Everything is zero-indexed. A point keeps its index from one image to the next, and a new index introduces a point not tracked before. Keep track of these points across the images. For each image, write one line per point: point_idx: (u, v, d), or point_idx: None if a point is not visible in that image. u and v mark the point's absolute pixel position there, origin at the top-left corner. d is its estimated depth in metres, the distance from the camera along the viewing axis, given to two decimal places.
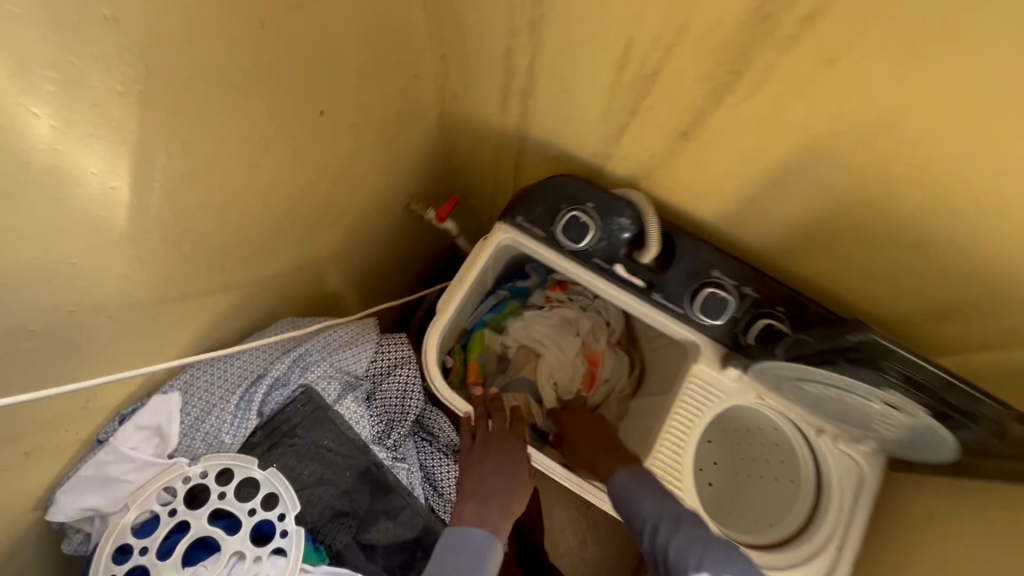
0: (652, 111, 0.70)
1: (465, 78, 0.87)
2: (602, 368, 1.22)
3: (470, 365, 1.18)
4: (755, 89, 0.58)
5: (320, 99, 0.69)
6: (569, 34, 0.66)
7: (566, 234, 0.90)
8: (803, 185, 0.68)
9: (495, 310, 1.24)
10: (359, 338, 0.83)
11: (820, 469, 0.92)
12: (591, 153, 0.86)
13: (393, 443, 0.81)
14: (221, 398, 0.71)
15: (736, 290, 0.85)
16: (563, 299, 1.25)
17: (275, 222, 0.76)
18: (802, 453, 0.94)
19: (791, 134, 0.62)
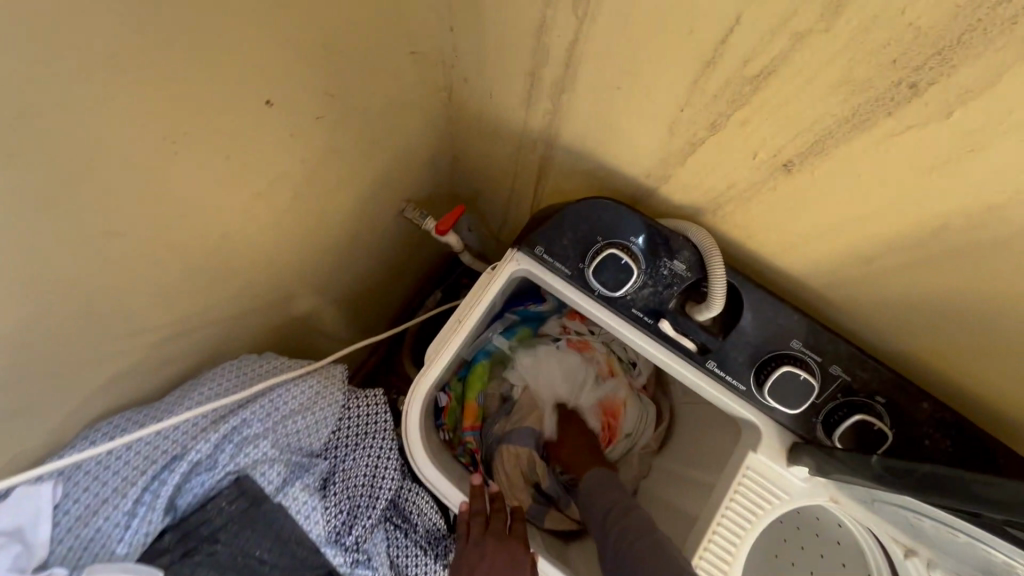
0: (745, 127, 0.48)
1: (479, 60, 0.64)
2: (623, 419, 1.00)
3: (467, 407, 0.97)
4: (935, 113, 0.36)
5: (264, 84, 0.47)
6: (635, 3, 0.43)
7: (598, 277, 0.68)
8: (966, 258, 0.45)
9: (501, 340, 1.02)
10: (318, 400, 0.63)
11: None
12: (642, 173, 0.64)
13: (355, 542, 0.63)
14: (116, 490, 0.52)
15: (821, 369, 0.64)
16: (583, 332, 1.03)
17: (205, 247, 0.55)
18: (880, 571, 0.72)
19: (974, 186, 0.39)
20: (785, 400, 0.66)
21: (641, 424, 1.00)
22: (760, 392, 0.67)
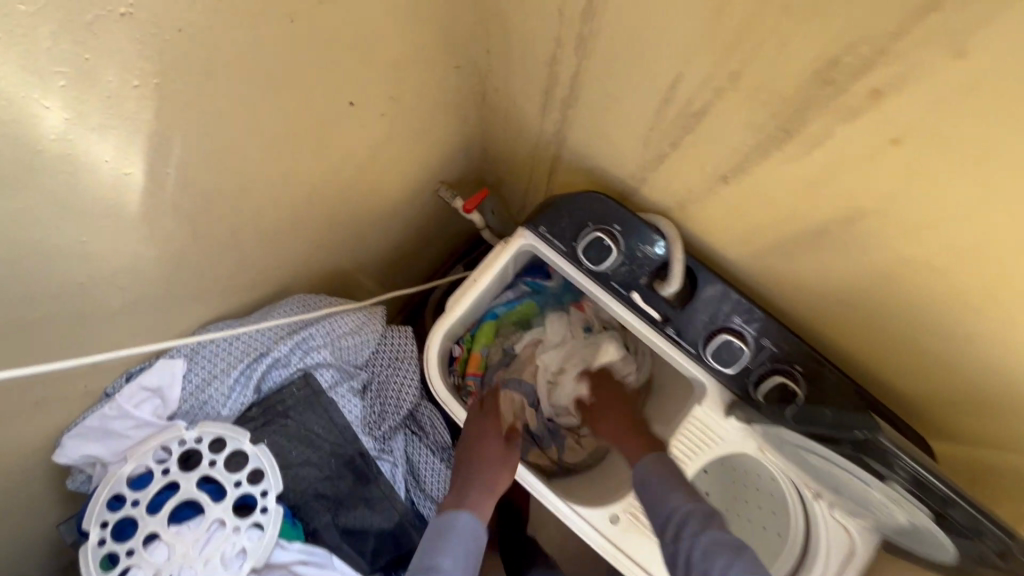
0: (694, 148, 0.65)
1: (508, 77, 0.82)
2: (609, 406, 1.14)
3: (472, 356, 1.16)
4: (807, 152, 0.53)
5: (351, 90, 0.67)
6: (616, 55, 0.61)
7: (587, 254, 0.87)
8: (846, 255, 0.62)
9: (509, 305, 1.18)
10: (365, 327, 0.83)
11: (810, 531, 0.88)
12: (627, 174, 0.82)
13: (382, 435, 0.83)
14: (222, 370, 0.73)
15: (754, 340, 0.81)
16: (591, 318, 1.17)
17: (295, 205, 0.76)
18: (795, 513, 0.90)
19: (838, 204, 0.56)
20: (725, 364, 0.84)
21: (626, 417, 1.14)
22: (706, 357, 0.85)
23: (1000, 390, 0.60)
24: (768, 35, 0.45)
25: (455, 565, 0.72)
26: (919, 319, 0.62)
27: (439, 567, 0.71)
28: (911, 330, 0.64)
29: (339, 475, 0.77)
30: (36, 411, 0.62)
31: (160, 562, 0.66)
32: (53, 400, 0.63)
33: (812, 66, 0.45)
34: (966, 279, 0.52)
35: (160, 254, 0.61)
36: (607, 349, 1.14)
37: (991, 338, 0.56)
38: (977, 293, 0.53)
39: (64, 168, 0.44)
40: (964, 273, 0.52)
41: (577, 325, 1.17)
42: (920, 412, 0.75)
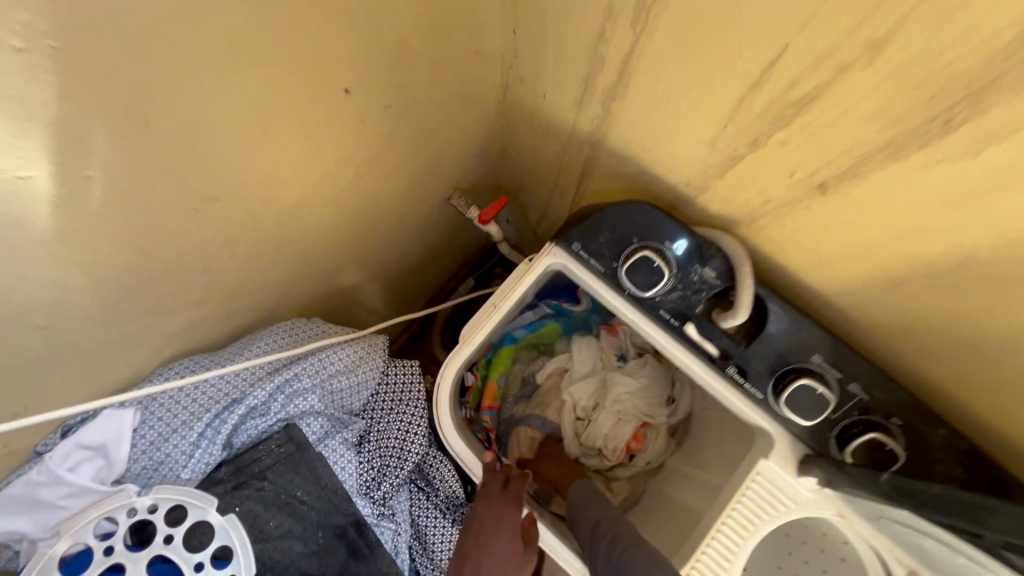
0: (783, 148, 0.51)
1: (537, 63, 0.68)
2: (643, 446, 1.00)
3: (488, 387, 1.01)
4: (970, 149, 0.38)
5: (346, 74, 0.53)
6: (689, 24, 0.47)
7: (631, 277, 0.72)
8: (992, 289, 0.47)
9: (530, 327, 1.04)
10: (362, 365, 0.69)
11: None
12: (682, 181, 0.67)
13: (382, 497, 0.68)
14: (184, 422, 0.59)
15: (840, 385, 0.66)
16: (621, 345, 1.05)
17: (278, 216, 0.62)
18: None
19: (998, 222, 0.41)
20: (801, 413, 0.68)
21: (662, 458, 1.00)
22: (777, 403, 0.70)
23: None
24: None
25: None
26: None
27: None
28: None
29: (328, 550, 0.63)
30: None
31: None
32: None
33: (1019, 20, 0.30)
34: None
35: (93, 280, 0.47)
36: (640, 379, 1.01)
37: None
38: None
39: None
40: None
41: (609, 352, 1.04)
42: None
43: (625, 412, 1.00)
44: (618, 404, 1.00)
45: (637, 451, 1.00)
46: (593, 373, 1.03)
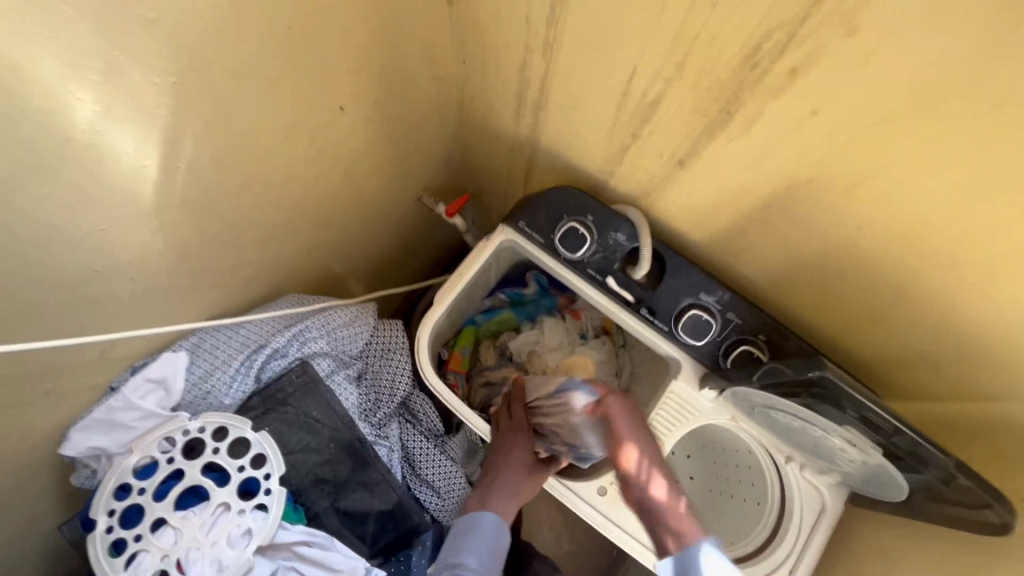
0: (651, 137, 0.73)
1: (483, 84, 0.90)
2: None
3: (454, 355, 1.17)
4: (746, 128, 0.61)
5: (341, 95, 0.73)
6: (578, 55, 0.69)
7: (564, 243, 0.94)
8: (789, 224, 0.70)
9: (490, 312, 1.21)
10: (358, 320, 0.88)
11: (786, 496, 0.93)
12: (596, 168, 0.90)
13: (378, 422, 0.87)
14: (224, 360, 0.78)
15: (720, 314, 0.88)
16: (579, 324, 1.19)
17: (290, 205, 0.81)
18: (771, 480, 0.95)
19: (777, 176, 0.64)
20: (694, 338, 0.91)
21: None
22: (678, 333, 0.92)
23: (930, 332, 0.69)
24: (705, 26, 0.53)
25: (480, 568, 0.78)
26: (858, 275, 0.70)
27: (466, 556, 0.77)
28: (852, 288, 0.72)
29: (338, 459, 0.81)
30: (46, 402, 0.65)
31: (167, 545, 0.69)
32: (63, 392, 0.66)
33: (740, 51, 0.53)
34: (889, 231, 0.61)
35: (167, 247, 0.65)
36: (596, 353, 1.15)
37: (915, 284, 0.64)
38: (899, 244, 0.61)
39: (90, 157, 0.49)
40: (886, 226, 0.60)
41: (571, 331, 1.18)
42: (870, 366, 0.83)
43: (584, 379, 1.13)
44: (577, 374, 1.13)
45: None
46: (560, 346, 1.15)
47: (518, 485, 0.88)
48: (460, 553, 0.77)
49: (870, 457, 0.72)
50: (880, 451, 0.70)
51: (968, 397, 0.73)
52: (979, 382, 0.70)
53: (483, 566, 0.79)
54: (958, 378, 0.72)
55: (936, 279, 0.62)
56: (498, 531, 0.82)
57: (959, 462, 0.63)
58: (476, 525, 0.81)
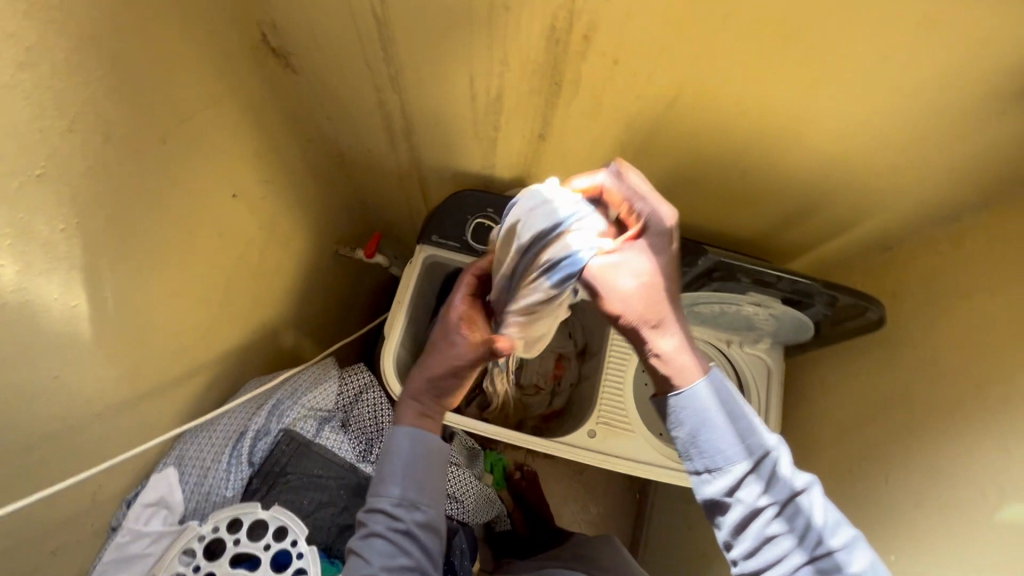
0: (508, 124, 0.85)
1: (353, 131, 0.98)
2: (568, 371, 1.16)
3: None
4: (575, 92, 0.73)
5: (230, 182, 0.79)
6: (421, 78, 0.79)
7: (477, 240, 1.02)
8: (640, 155, 0.84)
9: None
10: (322, 377, 0.94)
11: (743, 379, 1.01)
12: (478, 167, 1.01)
13: (378, 457, 0.91)
14: (212, 458, 0.81)
15: None
16: None
17: (221, 298, 0.86)
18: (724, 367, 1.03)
19: (613, 120, 0.77)
20: None
21: (588, 375, 1.13)
22: None
23: (776, 194, 0.84)
24: (506, 25, 0.65)
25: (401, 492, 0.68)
26: (708, 174, 0.84)
27: (385, 489, 0.69)
28: (709, 186, 0.87)
29: (354, 502, 0.85)
30: (54, 562, 0.66)
31: None
32: (67, 547, 0.68)
33: (539, 34, 0.64)
34: (709, 134, 0.75)
35: (119, 376, 0.68)
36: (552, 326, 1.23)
37: (748, 164, 0.79)
38: (722, 139, 0.75)
39: (24, 316, 0.53)
40: (702, 130, 0.75)
41: None
42: (752, 240, 0.99)
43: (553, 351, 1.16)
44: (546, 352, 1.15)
45: (564, 377, 1.16)
46: None
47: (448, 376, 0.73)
48: (381, 483, 0.69)
49: (775, 308, 0.88)
50: (779, 300, 0.86)
51: (831, 233, 0.90)
52: (824, 217, 0.87)
53: (406, 493, 0.68)
54: (815, 221, 0.89)
55: (760, 155, 0.77)
56: (416, 451, 0.70)
57: (834, 286, 0.80)
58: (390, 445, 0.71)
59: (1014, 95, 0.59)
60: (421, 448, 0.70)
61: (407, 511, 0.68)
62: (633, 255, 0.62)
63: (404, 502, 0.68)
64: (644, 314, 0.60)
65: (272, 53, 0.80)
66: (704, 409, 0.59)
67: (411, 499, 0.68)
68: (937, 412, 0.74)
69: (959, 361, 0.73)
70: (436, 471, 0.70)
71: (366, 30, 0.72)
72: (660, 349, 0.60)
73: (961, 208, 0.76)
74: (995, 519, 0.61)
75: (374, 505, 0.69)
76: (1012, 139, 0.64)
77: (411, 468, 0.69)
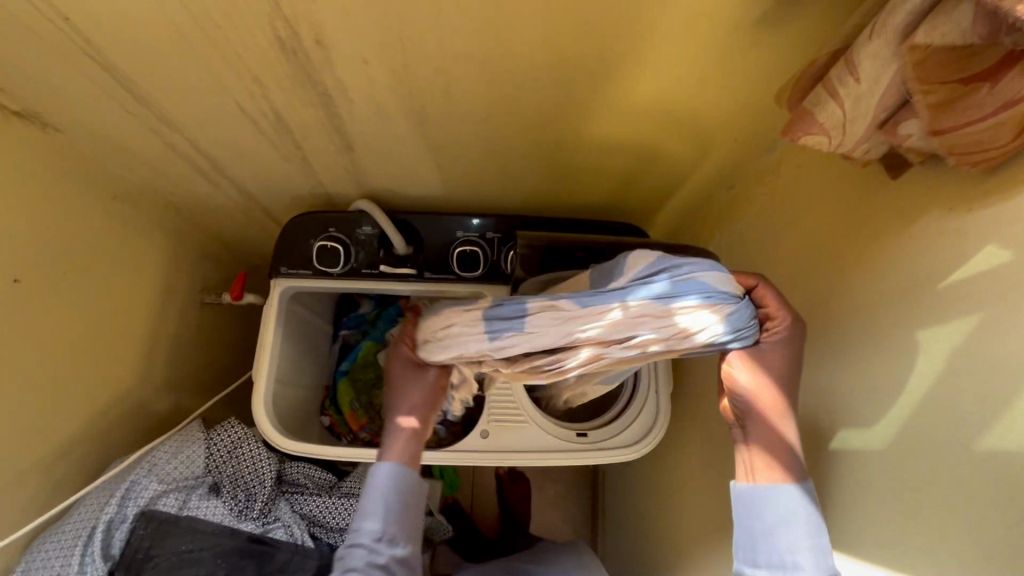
0: (309, 141, 0.79)
1: (165, 176, 0.91)
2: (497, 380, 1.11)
3: (346, 414, 1.16)
4: (349, 97, 0.68)
5: (6, 267, 0.71)
6: (191, 113, 0.72)
7: (327, 264, 0.96)
8: (450, 146, 0.79)
9: (347, 356, 1.22)
10: (184, 443, 0.89)
11: None
12: (310, 187, 0.95)
13: (259, 511, 0.90)
14: (61, 563, 0.74)
15: (481, 239, 0.95)
16: None
17: (47, 391, 0.78)
18: None
19: (403, 117, 0.72)
20: (472, 271, 0.96)
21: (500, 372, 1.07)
22: (459, 273, 0.95)
23: (604, 158, 0.81)
24: (237, 46, 0.59)
25: (379, 528, 0.72)
26: (528, 151, 0.80)
27: (361, 526, 0.72)
28: (536, 162, 0.83)
29: (238, 567, 0.81)
30: None
31: None
32: None
33: (273, 46, 0.59)
34: (506, 114, 0.71)
35: None
36: None
37: (557, 135, 0.76)
38: (519, 117, 0.72)
39: None
40: (493, 111, 0.71)
41: None
42: (605, 205, 0.97)
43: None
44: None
45: None
46: None
47: (411, 403, 0.79)
48: (356, 521, 0.73)
49: None
50: None
51: (673, 182, 0.88)
52: (657, 171, 0.85)
53: (383, 529, 0.72)
54: (651, 176, 0.87)
55: (565, 124, 0.73)
56: (394, 485, 0.75)
57: (649, 242, 0.78)
58: (371, 482, 0.75)
59: (760, 21, 0.56)
60: (401, 483, 0.75)
61: (385, 546, 0.72)
62: (771, 340, 0.62)
63: (383, 537, 0.72)
64: (766, 410, 0.61)
65: (17, 117, 0.72)
66: (785, 510, 0.58)
67: (390, 534, 0.72)
68: None
69: (784, 294, 0.72)
70: (413, 506, 0.76)
71: (102, 75, 0.65)
72: (755, 454, 0.62)
73: (772, 139, 0.75)
74: (829, 449, 0.61)
75: (352, 542, 0.72)
76: (785, 66, 0.62)
77: (397, 501, 0.74)
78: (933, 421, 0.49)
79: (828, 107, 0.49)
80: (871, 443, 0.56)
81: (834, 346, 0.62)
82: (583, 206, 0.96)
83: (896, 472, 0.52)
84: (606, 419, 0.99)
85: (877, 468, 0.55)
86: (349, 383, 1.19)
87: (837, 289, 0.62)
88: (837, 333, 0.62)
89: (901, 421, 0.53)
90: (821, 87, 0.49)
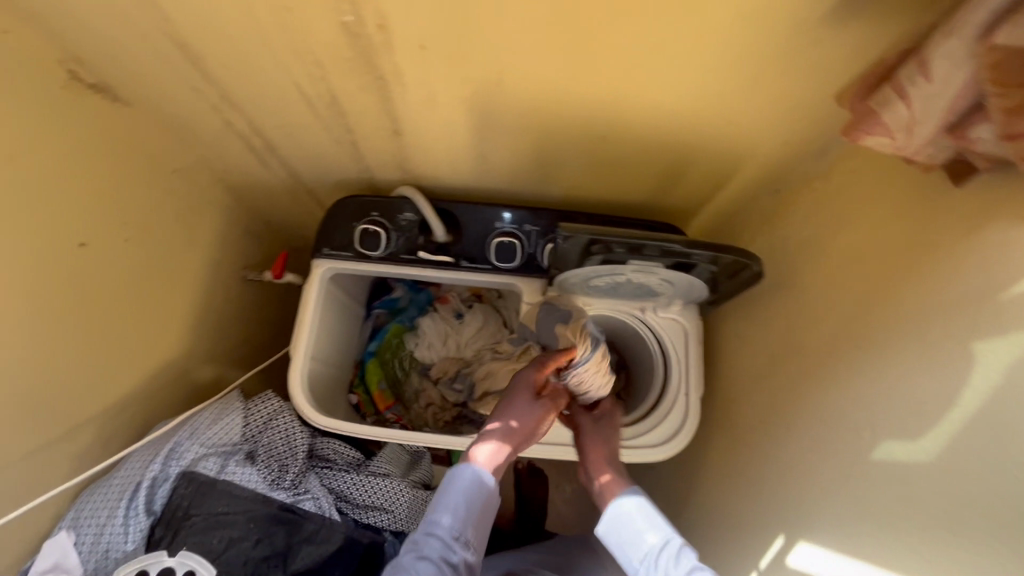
0: (359, 125, 0.81)
1: (220, 153, 0.94)
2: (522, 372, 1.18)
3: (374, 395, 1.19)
4: (403, 82, 0.69)
5: (73, 231, 0.76)
6: (251, 93, 0.75)
7: (367, 246, 0.98)
8: (496, 135, 0.80)
9: (378, 338, 1.24)
10: (224, 411, 0.93)
11: (661, 343, 0.98)
12: (356, 170, 0.97)
13: (291, 482, 0.91)
14: (108, 514, 0.79)
15: (520, 231, 0.96)
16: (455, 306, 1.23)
17: (101, 349, 0.82)
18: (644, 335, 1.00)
19: (453, 104, 0.73)
20: (510, 262, 0.97)
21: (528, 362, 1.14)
22: (496, 263, 0.96)
23: (649, 155, 0.81)
24: (302, 28, 0.61)
25: (455, 524, 0.69)
26: (573, 144, 0.80)
27: (440, 518, 0.70)
28: (580, 156, 0.83)
29: (268, 533, 0.84)
30: None
31: None
32: None
33: (336, 29, 0.61)
34: (554, 105, 0.72)
35: None
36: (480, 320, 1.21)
37: (604, 129, 0.76)
38: (566, 108, 0.72)
39: None
40: (542, 102, 0.71)
41: (448, 314, 1.22)
42: (645, 203, 0.96)
43: (478, 353, 1.20)
44: (466, 352, 1.20)
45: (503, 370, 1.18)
46: (446, 332, 1.21)
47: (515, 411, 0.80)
48: (433, 513, 0.70)
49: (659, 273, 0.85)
50: (662, 264, 0.83)
51: (717, 183, 0.87)
52: (702, 171, 0.84)
53: (461, 528, 0.69)
54: (696, 176, 0.86)
55: (612, 118, 0.73)
56: (475, 487, 0.72)
57: (690, 241, 0.78)
58: (454, 476, 0.73)
59: (823, 19, 0.55)
60: (483, 488, 0.72)
61: (459, 547, 0.68)
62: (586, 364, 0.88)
63: (461, 537, 0.69)
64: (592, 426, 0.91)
65: (91, 89, 0.77)
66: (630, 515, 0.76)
67: (466, 536, 0.69)
68: (816, 353, 0.72)
69: (829, 301, 0.71)
70: (489, 510, 0.73)
71: (172, 52, 0.68)
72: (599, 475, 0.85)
73: (825, 142, 0.73)
74: (870, 460, 0.60)
75: (427, 533, 0.69)
76: (847, 67, 0.61)
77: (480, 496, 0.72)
78: (988, 435, 0.48)
79: (895, 107, 0.49)
80: (918, 456, 0.54)
81: (880, 355, 0.61)
82: (623, 203, 0.96)
83: (942, 486, 0.51)
84: (634, 417, 0.98)
85: (922, 481, 0.53)
86: (378, 365, 1.22)
87: (888, 296, 0.60)
88: (886, 342, 0.60)
89: (953, 435, 0.51)
90: (889, 86, 0.49)
